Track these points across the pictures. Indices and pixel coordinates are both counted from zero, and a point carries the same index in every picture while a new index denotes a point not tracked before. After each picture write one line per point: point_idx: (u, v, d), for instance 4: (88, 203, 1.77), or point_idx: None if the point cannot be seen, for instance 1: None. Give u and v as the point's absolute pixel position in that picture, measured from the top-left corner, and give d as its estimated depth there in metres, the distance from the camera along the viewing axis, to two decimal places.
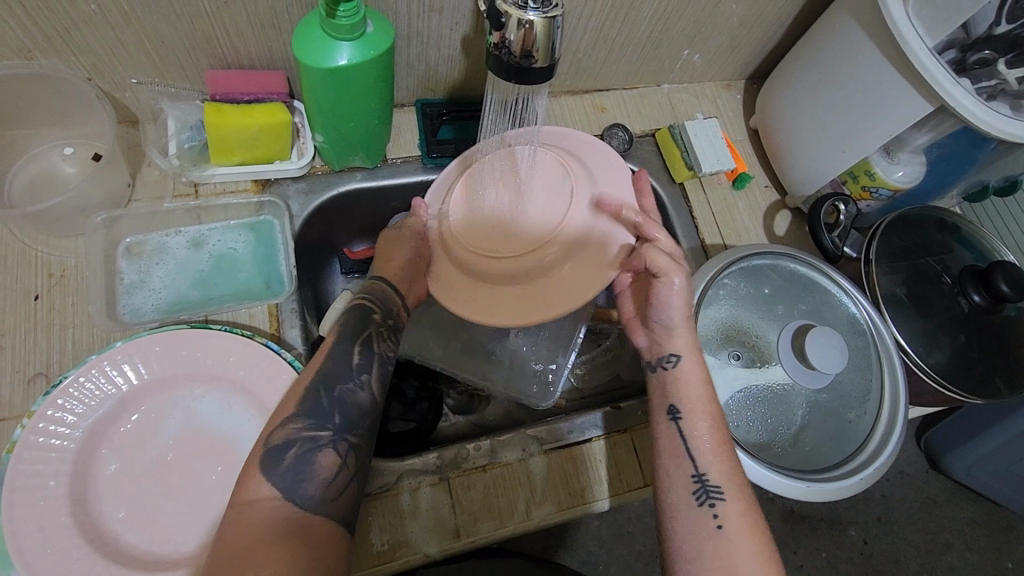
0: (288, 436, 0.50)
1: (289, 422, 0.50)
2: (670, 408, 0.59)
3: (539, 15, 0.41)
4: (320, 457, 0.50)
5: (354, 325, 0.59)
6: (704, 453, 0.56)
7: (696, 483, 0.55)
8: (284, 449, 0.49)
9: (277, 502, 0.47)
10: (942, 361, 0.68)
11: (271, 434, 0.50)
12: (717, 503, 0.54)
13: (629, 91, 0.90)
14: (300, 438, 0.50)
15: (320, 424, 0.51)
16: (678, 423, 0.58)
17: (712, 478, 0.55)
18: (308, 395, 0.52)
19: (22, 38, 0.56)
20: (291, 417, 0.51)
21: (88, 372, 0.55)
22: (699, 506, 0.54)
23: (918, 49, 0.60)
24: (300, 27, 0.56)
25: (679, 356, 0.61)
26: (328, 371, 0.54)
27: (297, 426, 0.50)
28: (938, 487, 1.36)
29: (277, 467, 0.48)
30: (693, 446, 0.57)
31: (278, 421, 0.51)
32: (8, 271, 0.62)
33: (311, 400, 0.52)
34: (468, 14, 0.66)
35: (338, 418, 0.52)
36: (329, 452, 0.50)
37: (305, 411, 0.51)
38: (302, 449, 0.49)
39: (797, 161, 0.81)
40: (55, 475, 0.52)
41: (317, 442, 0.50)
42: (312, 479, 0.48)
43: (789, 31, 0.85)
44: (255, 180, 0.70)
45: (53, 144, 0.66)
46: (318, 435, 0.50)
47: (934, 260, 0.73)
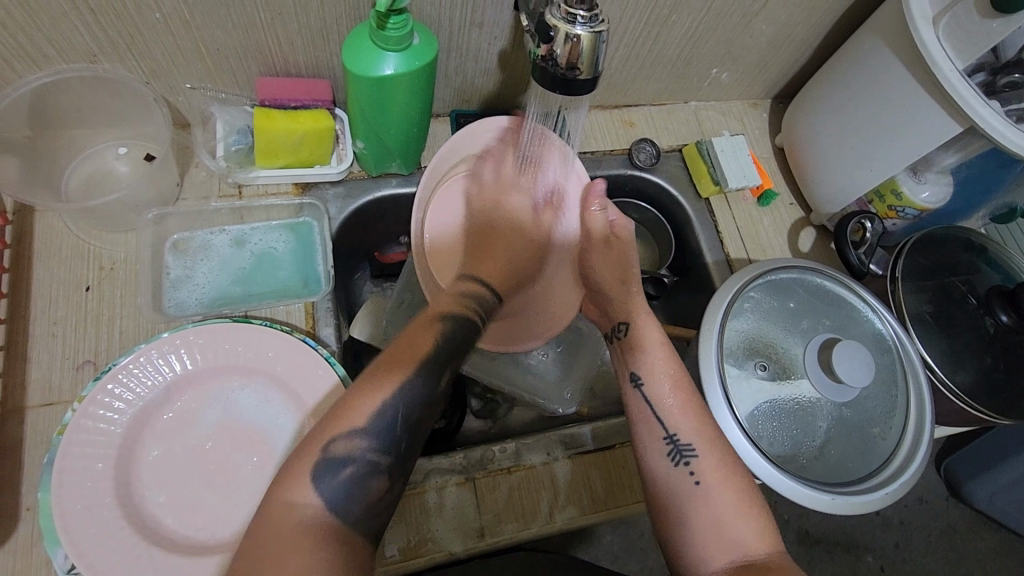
0: (349, 452, 0.45)
1: (354, 436, 0.46)
2: (632, 375, 0.61)
3: (587, 29, 0.43)
4: (375, 482, 0.46)
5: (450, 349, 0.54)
6: (673, 415, 0.58)
7: (668, 445, 0.56)
8: (341, 465, 0.45)
9: (317, 513, 0.43)
10: (968, 380, 0.68)
11: (330, 444, 0.45)
12: (692, 461, 0.55)
13: (657, 108, 0.92)
14: (359, 458, 0.46)
15: (385, 448, 0.47)
16: (641, 389, 0.60)
17: (683, 438, 0.56)
18: (383, 415, 0.47)
19: (89, 44, 0.59)
20: (357, 432, 0.46)
21: (138, 360, 0.57)
22: (675, 466, 0.55)
23: (948, 71, 0.61)
24: (350, 38, 0.59)
25: (628, 322, 0.65)
26: (411, 395, 0.49)
27: (361, 444, 0.46)
28: (958, 516, 1.34)
29: (327, 480, 0.44)
30: (660, 408, 0.58)
31: (341, 429, 0.46)
32: (62, 262, 0.65)
33: (383, 419, 0.47)
34: (507, 29, 0.68)
35: (402, 443, 0.48)
36: (382, 477, 0.46)
37: (372, 428, 0.47)
38: (359, 470, 0.45)
39: (823, 180, 0.82)
40: (103, 457, 0.54)
41: (375, 466, 0.46)
42: (360, 501, 0.45)
43: (817, 53, 0.87)
44: (296, 183, 0.73)
45: (108, 144, 0.70)
46: (378, 459, 0.46)
47: (960, 280, 0.73)
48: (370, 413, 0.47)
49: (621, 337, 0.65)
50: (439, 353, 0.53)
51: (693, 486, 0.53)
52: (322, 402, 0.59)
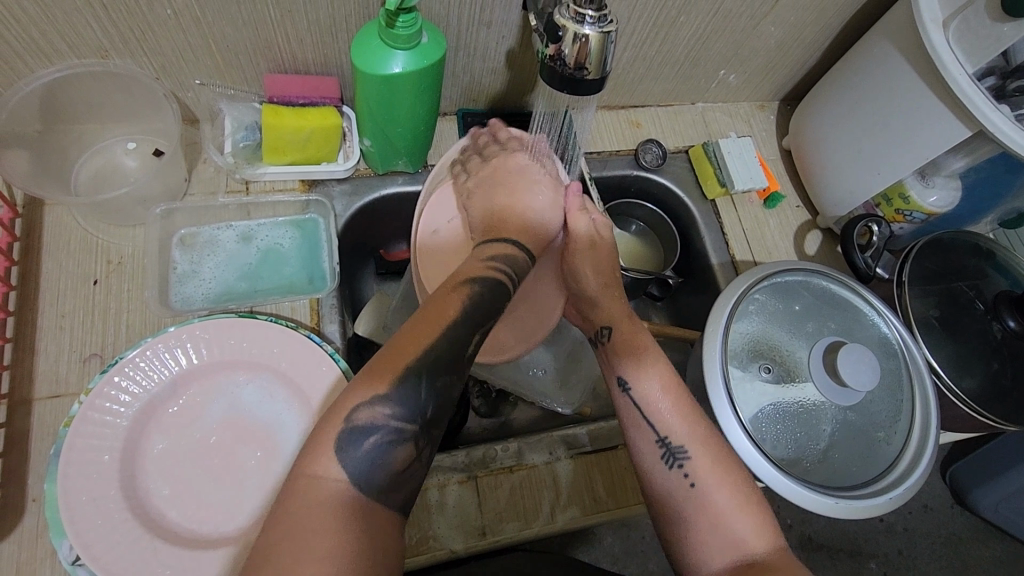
0: (374, 420, 0.42)
1: (376, 405, 0.43)
2: (619, 379, 0.59)
3: (595, 29, 0.43)
4: (398, 451, 0.43)
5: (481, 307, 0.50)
6: (665, 418, 0.56)
7: (661, 448, 0.55)
8: (366, 435, 0.42)
9: (342, 485, 0.40)
10: (974, 387, 0.67)
11: (354, 412, 0.42)
12: (685, 464, 0.54)
13: (664, 109, 0.92)
14: (384, 426, 0.43)
15: (410, 416, 0.43)
16: (630, 393, 0.58)
17: (675, 440, 0.55)
18: (410, 380, 0.44)
19: (100, 39, 0.60)
20: (380, 399, 0.43)
21: (144, 354, 0.58)
22: (670, 469, 0.54)
23: (958, 75, 0.61)
24: (359, 36, 0.59)
25: (610, 327, 0.62)
26: (436, 359, 0.45)
27: (385, 411, 0.43)
28: (963, 524, 1.33)
29: (352, 453, 0.41)
30: (651, 414, 0.57)
31: (364, 396, 0.43)
32: (70, 255, 0.65)
33: (407, 386, 0.44)
34: (515, 28, 0.68)
35: (430, 408, 0.44)
36: (408, 445, 0.43)
37: (397, 396, 0.43)
38: (382, 440, 0.42)
39: (829, 183, 0.82)
40: (108, 450, 0.54)
41: (403, 433, 0.43)
42: (386, 471, 0.42)
43: (826, 55, 0.86)
44: (303, 179, 0.73)
45: (117, 138, 0.70)
46: (403, 426, 0.43)
47: (968, 285, 0.73)
48: (394, 378, 0.44)
49: (605, 342, 0.62)
50: (468, 318, 0.48)
51: (687, 489, 0.53)
52: (326, 399, 0.60)
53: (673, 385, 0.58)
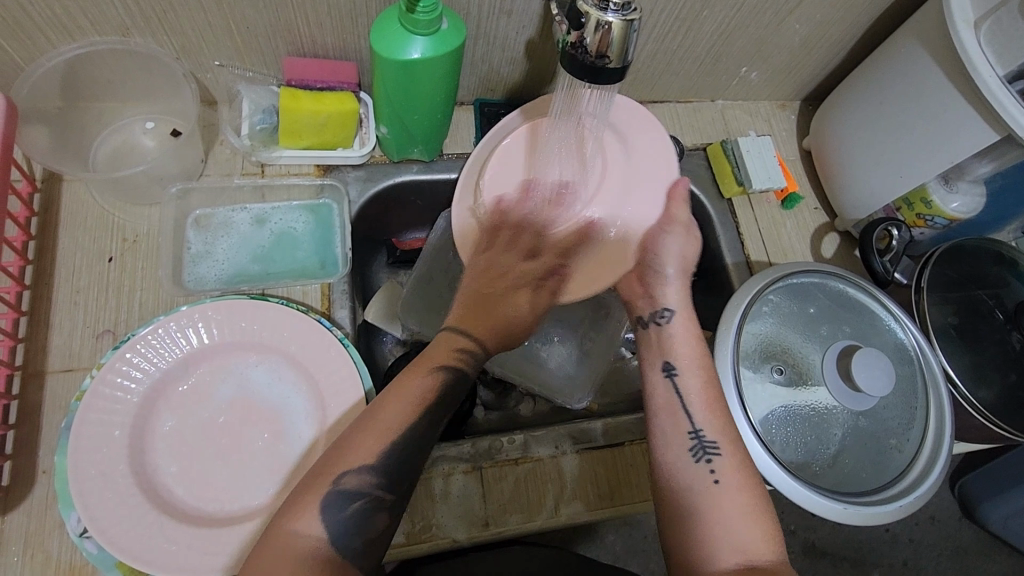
0: (357, 486, 0.46)
1: (361, 474, 0.47)
2: (663, 365, 0.59)
3: (619, 17, 0.42)
4: (376, 518, 0.47)
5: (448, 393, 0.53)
6: (699, 412, 0.56)
7: (693, 439, 0.55)
8: (347, 500, 0.46)
9: (319, 543, 0.44)
10: (991, 397, 0.66)
11: (339, 477, 0.46)
12: (714, 459, 0.54)
13: (683, 105, 0.91)
14: (367, 492, 0.47)
15: (389, 485, 0.48)
16: (674, 379, 0.58)
17: (709, 436, 0.55)
18: (388, 449, 0.48)
19: (122, 17, 0.60)
20: (365, 469, 0.47)
21: (156, 331, 0.58)
22: (697, 462, 0.54)
23: (986, 77, 0.60)
24: (379, 20, 0.59)
25: (672, 311, 0.62)
26: (417, 435, 0.49)
27: (367, 478, 0.47)
28: (971, 538, 1.31)
29: (332, 512, 0.45)
30: (688, 404, 0.57)
31: (347, 464, 0.47)
32: (87, 233, 0.66)
33: (387, 453, 0.48)
34: (535, 17, 0.68)
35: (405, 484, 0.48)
36: (384, 514, 0.47)
37: (380, 465, 0.47)
38: (365, 505, 0.46)
39: (850, 184, 0.81)
40: (119, 425, 0.55)
41: (379, 502, 0.47)
42: (361, 536, 0.46)
43: (851, 55, 0.85)
44: (318, 164, 0.73)
45: (136, 118, 0.71)
46: (382, 494, 0.47)
47: (987, 294, 0.72)
48: (378, 452, 0.48)
49: (664, 323, 0.62)
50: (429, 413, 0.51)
51: (711, 484, 0.52)
52: (333, 382, 0.60)
53: (709, 383, 0.58)
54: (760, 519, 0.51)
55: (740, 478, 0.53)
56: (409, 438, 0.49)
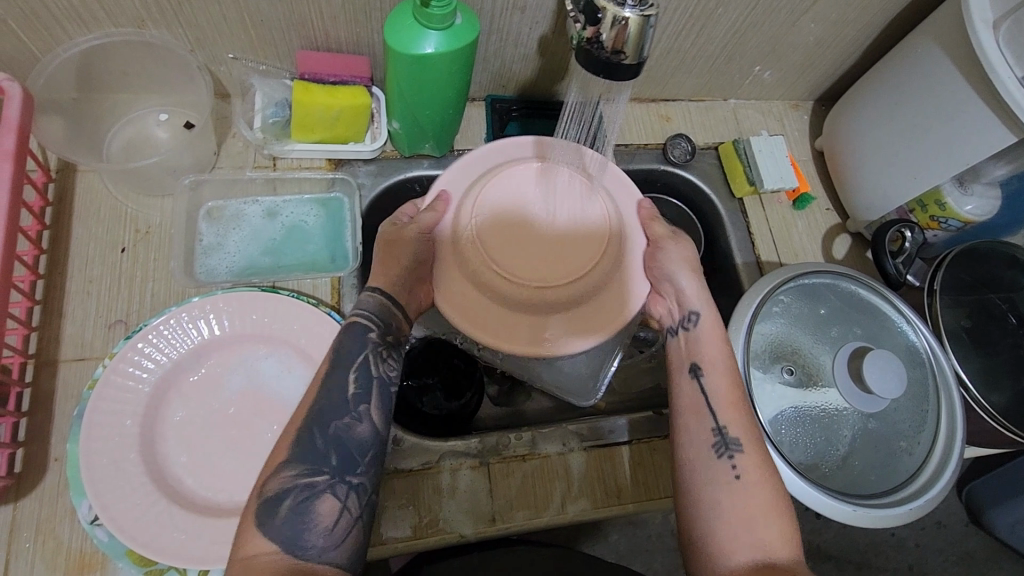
0: (283, 484, 0.48)
1: (282, 470, 0.48)
2: (692, 369, 0.59)
3: (635, 13, 0.42)
4: (319, 503, 0.48)
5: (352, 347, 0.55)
6: (721, 411, 0.56)
7: (716, 436, 0.55)
8: (280, 499, 0.47)
9: (278, 555, 0.45)
10: (1003, 402, 0.66)
11: (265, 484, 0.48)
12: (735, 455, 0.54)
13: (695, 103, 0.90)
14: (295, 486, 0.48)
15: (316, 468, 0.49)
16: (700, 380, 0.58)
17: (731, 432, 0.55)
18: (302, 438, 0.50)
19: (138, 9, 0.60)
20: (285, 465, 0.48)
21: (168, 322, 0.58)
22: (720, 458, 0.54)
23: (1005, 78, 0.59)
24: (393, 14, 0.59)
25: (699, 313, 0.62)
26: (322, 409, 0.51)
27: (291, 473, 0.48)
28: (977, 544, 1.30)
29: (271, 522, 0.46)
30: (712, 404, 0.57)
31: (275, 467, 0.49)
32: (100, 223, 0.66)
33: (305, 445, 0.49)
34: (548, 14, 0.68)
35: (335, 458, 0.50)
36: (328, 498, 0.48)
37: (299, 454, 0.49)
38: (298, 498, 0.47)
39: (863, 185, 0.80)
40: (130, 414, 0.55)
41: (315, 487, 0.48)
42: (312, 528, 0.47)
43: (866, 55, 0.84)
44: (330, 158, 0.73)
45: (150, 109, 0.71)
46: (313, 480, 0.48)
47: (1000, 298, 0.71)
48: (293, 443, 0.50)
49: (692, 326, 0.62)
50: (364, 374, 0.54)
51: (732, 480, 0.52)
52: None
53: (733, 384, 0.58)
54: (772, 516, 0.51)
55: (761, 475, 0.53)
56: (323, 405, 0.51)
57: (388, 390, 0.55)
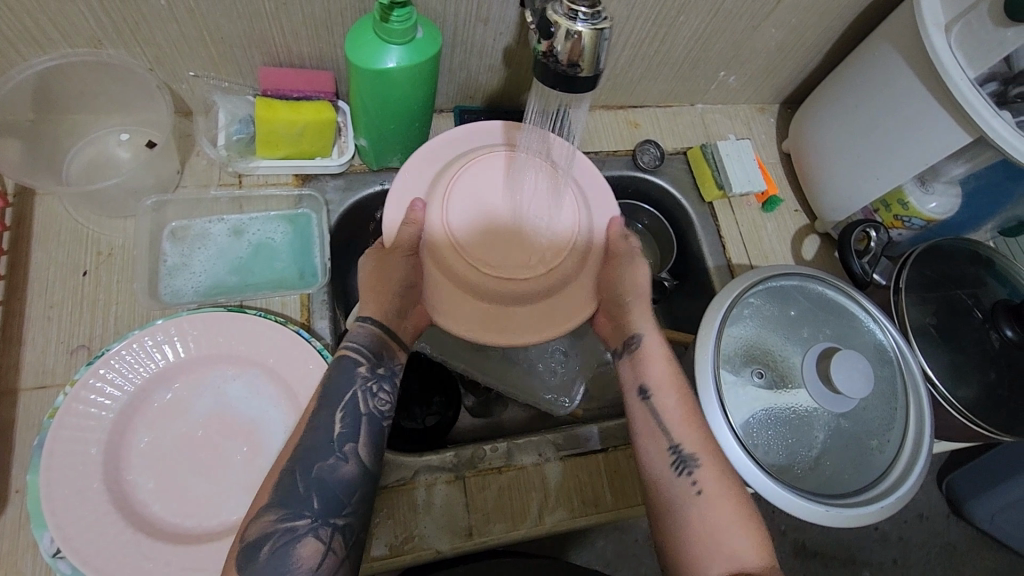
0: (263, 529, 0.47)
1: (262, 515, 0.48)
2: (639, 387, 0.62)
3: (588, 26, 0.42)
4: (301, 548, 0.47)
5: (339, 385, 0.55)
6: (675, 426, 0.59)
7: (673, 455, 0.57)
8: (259, 544, 0.47)
9: None
10: (970, 395, 0.67)
11: (247, 527, 0.47)
12: (694, 471, 0.56)
13: (663, 110, 0.91)
14: (276, 531, 0.47)
15: (298, 513, 0.48)
16: (650, 401, 0.61)
17: (687, 448, 0.57)
18: (283, 482, 0.49)
19: (93, 29, 0.59)
20: (265, 509, 0.48)
21: (130, 347, 0.57)
22: (679, 475, 0.56)
23: (958, 79, 0.60)
24: (354, 29, 0.59)
25: (642, 336, 0.65)
26: (310, 450, 0.51)
27: (273, 517, 0.48)
28: (958, 535, 1.32)
29: (254, 564, 0.46)
30: (663, 420, 0.59)
31: (257, 508, 0.48)
32: (60, 247, 0.65)
33: (287, 488, 0.49)
34: (512, 24, 0.68)
35: (317, 503, 0.49)
36: (310, 541, 0.47)
37: (282, 499, 0.48)
38: (278, 542, 0.47)
39: (828, 186, 0.81)
40: (95, 442, 0.54)
41: (295, 530, 0.47)
42: (296, 572, 0.46)
43: (828, 58, 0.85)
44: (297, 174, 0.73)
45: (111, 130, 0.70)
46: (295, 525, 0.47)
47: (966, 293, 0.72)
48: (276, 487, 0.49)
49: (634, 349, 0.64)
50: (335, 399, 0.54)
51: (695, 497, 0.55)
52: (312, 394, 0.59)
53: (682, 395, 0.61)
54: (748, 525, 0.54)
55: (722, 487, 0.55)
56: (315, 442, 0.51)
57: (378, 425, 0.55)
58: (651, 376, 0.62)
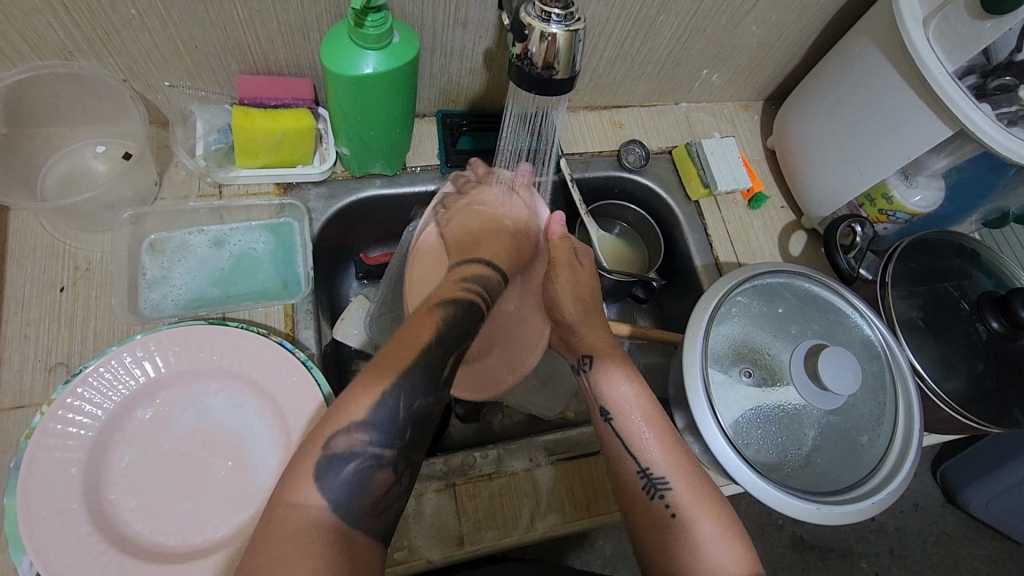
0: (352, 446, 0.43)
1: (355, 431, 0.43)
2: (602, 410, 0.60)
3: (562, 27, 0.42)
4: (378, 477, 0.43)
5: (452, 337, 0.50)
6: (643, 448, 0.57)
7: (643, 478, 0.55)
8: (344, 462, 0.42)
9: (323, 513, 0.40)
10: (959, 388, 0.67)
11: (332, 439, 0.43)
12: (666, 493, 0.54)
13: (646, 109, 0.91)
14: (361, 453, 0.43)
15: (387, 441, 0.44)
16: (612, 423, 0.59)
17: (656, 470, 0.55)
18: (385, 403, 0.44)
19: (63, 40, 0.58)
20: None
21: (108, 363, 0.56)
22: (651, 499, 0.54)
23: (937, 72, 0.60)
24: (329, 36, 0.58)
25: (592, 357, 0.63)
26: (411, 388, 0.45)
27: (362, 438, 0.43)
28: (955, 523, 1.32)
29: (332, 477, 0.42)
30: (629, 441, 0.57)
31: (341, 423, 0.43)
32: (36, 262, 0.64)
33: (385, 412, 0.44)
34: (491, 28, 0.67)
35: (406, 434, 0.45)
36: (387, 469, 0.43)
37: (375, 421, 0.44)
38: (361, 465, 0.42)
39: (813, 182, 0.81)
40: (75, 461, 0.53)
41: (380, 459, 0.43)
42: (365, 497, 0.42)
43: (809, 54, 0.85)
44: (278, 183, 0.72)
45: (87, 142, 0.69)
46: (381, 453, 0.43)
47: (952, 286, 0.72)
48: (371, 406, 0.44)
49: (588, 370, 0.62)
50: (442, 343, 0.49)
51: (670, 519, 0.53)
52: (296, 405, 0.58)
53: (645, 417, 0.58)
54: (728, 538, 0.51)
55: (698, 504, 0.53)
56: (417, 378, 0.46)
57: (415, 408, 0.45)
58: (613, 399, 0.60)
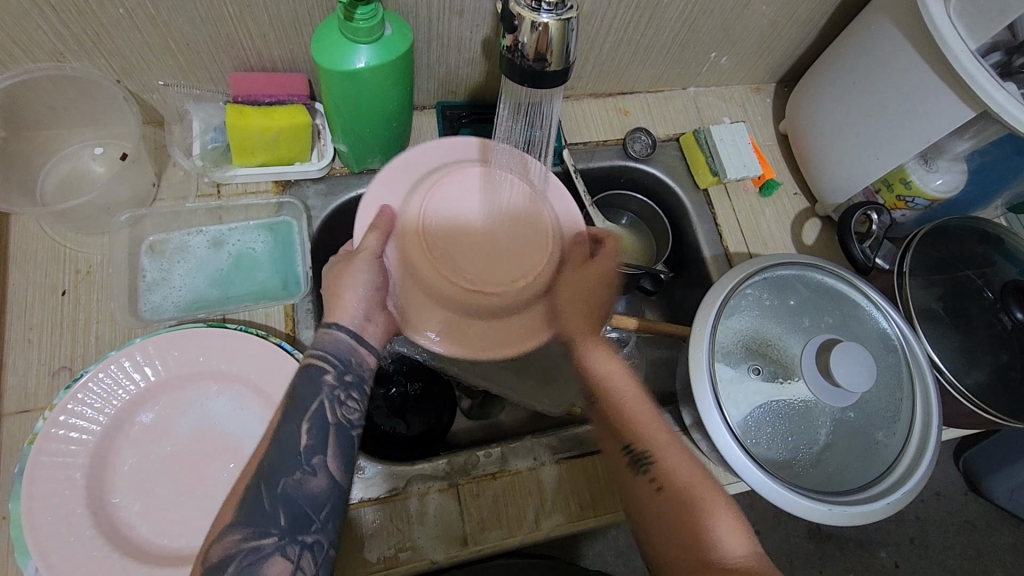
0: (224, 551, 0.44)
1: (224, 535, 0.45)
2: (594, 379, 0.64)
3: (553, 17, 0.40)
4: (268, 567, 0.45)
5: (305, 396, 0.52)
6: (631, 427, 0.60)
7: (628, 455, 0.59)
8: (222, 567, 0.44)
9: None
10: (981, 381, 0.64)
11: (207, 550, 0.45)
12: (649, 468, 0.57)
13: (653, 95, 0.88)
14: (241, 550, 0.45)
15: (264, 530, 0.46)
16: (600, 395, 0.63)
17: (639, 446, 0.58)
18: (248, 500, 0.46)
19: (54, 42, 0.57)
20: None
21: (108, 368, 0.56)
22: (637, 475, 0.57)
23: (958, 52, 0.57)
24: (319, 31, 0.56)
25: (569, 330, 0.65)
26: (271, 470, 0.48)
27: (235, 538, 0.45)
28: (978, 511, 1.29)
29: None
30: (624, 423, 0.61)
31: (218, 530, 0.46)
32: (38, 266, 0.64)
33: (252, 505, 0.46)
34: (488, 16, 0.65)
35: (284, 518, 0.46)
36: (278, 559, 0.45)
37: (248, 518, 0.46)
38: (242, 564, 0.44)
39: (826, 167, 0.78)
40: (78, 466, 0.53)
41: (263, 549, 0.45)
42: None
43: (823, 33, 0.82)
44: (276, 181, 0.71)
45: (84, 144, 0.69)
46: (260, 544, 0.45)
47: (975, 274, 0.69)
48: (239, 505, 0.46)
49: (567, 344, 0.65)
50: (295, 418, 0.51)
51: (655, 493, 0.55)
52: None
53: (636, 400, 0.62)
54: (724, 518, 0.52)
55: (681, 483, 0.55)
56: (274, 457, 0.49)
57: (347, 434, 0.52)
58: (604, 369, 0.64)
